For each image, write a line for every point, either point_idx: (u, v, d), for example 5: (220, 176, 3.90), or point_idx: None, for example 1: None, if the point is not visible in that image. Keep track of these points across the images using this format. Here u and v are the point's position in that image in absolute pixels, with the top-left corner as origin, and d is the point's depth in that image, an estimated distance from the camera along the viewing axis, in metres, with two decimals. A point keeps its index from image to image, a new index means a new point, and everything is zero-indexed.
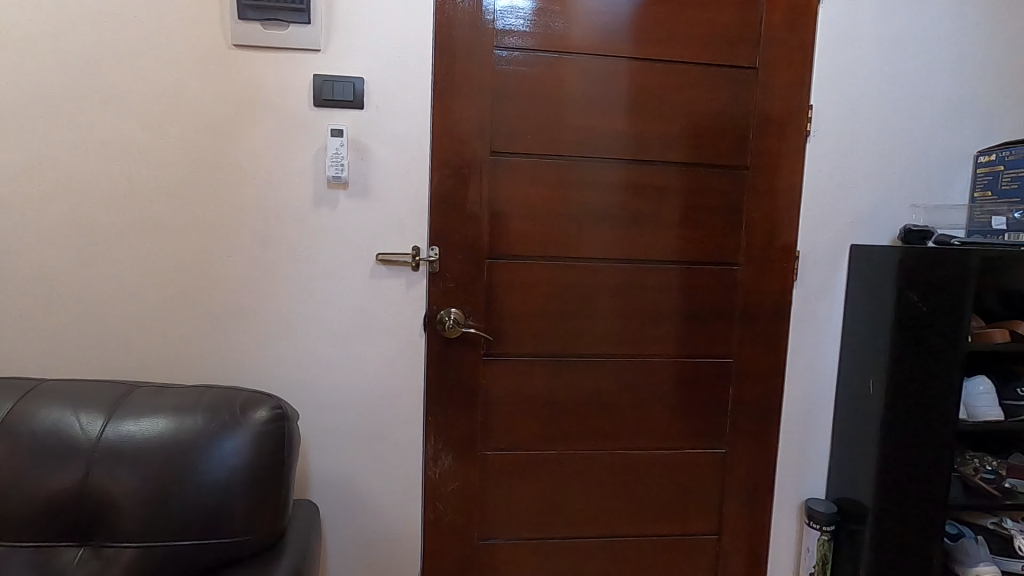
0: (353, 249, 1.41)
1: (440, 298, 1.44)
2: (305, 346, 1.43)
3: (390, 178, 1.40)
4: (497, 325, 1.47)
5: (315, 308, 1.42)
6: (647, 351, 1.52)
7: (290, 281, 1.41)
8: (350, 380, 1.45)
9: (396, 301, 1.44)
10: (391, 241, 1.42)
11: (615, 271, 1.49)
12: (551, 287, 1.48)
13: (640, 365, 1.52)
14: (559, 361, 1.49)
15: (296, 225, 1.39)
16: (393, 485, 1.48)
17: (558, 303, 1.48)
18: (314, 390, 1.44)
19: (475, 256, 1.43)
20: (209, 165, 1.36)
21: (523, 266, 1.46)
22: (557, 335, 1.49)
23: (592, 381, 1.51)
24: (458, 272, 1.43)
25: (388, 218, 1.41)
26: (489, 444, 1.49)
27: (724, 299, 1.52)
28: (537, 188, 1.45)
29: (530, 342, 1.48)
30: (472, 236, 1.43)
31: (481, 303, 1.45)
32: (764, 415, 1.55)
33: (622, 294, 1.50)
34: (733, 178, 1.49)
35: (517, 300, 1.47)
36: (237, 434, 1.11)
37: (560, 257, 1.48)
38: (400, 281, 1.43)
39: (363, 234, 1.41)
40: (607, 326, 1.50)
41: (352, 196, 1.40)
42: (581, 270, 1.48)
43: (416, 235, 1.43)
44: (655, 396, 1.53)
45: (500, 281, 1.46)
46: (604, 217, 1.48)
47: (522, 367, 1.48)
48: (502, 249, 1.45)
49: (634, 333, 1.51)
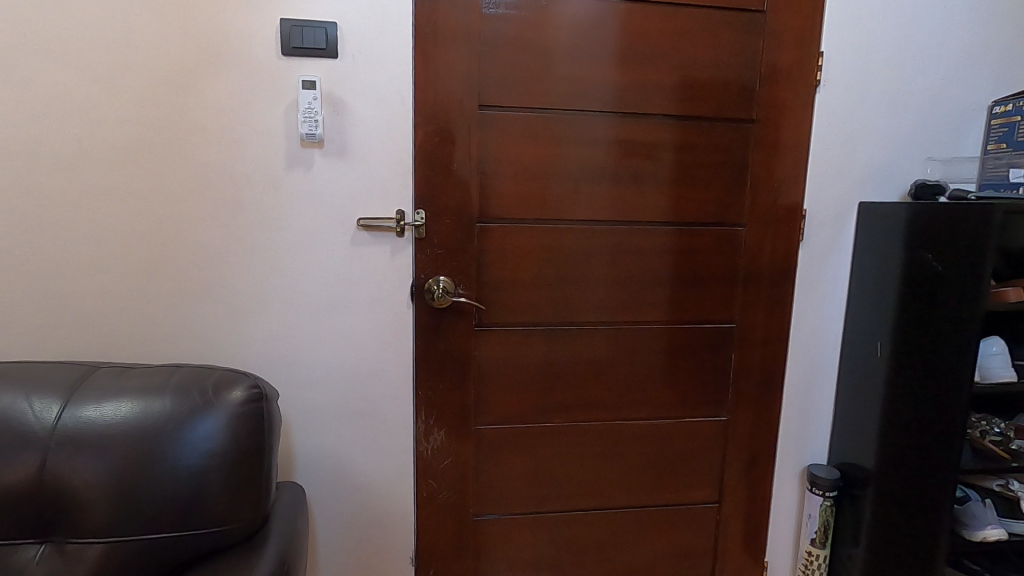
0: (331, 214, 1.30)
1: (428, 267, 1.34)
2: (284, 320, 1.33)
3: (370, 136, 1.29)
4: (490, 294, 1.38)
5: (293, 279, 1.32)
6: (647, 318, 1.45)
7: (264, 250, 1.30)
8: (333, 355, 1.36)
9: (381, 271, 1.34)
10: (372, 205, 1.31)
11: (612, 234, 1.41)
12: (546, 252, 1.39)
13: (640, 334, 1.45)
14: (555, 331, 1.42)
15: (268, 188, 1.28)
16: (382, 463, 1.41)
17: (554, 270, 1.40)
18: (295, 367, 1.35)
19: (465, 221, 1.33)
20: (167, 122, 1.23)
21: (515, 230, 1.37)
22: (553, 304, 1.41)
23: (589, 351, 1.44)
24: (447, 238, 1.34)
25: (369, 180, 1.30)
26: (483, 419, 1.42)
27: (727, 262, 1.45)
28: (530, 145, 1.34)
29: (524, 312, 1.40)
30: (461, 198, 1.32)
31: (472, 271, 1.36)
32: (766, 382, 1.51)
33: (621, 258, 1.42)
34: (738, 133, 1.40)
35: (510, 267, 1.38)
36: (210, 418, 1.02)
37: (555, 220, 1.38)
38: (384, 249, 1.33)
39: (342, 197, 1.30)
40: (606, 293, 1.43)
41: (328, 156, 1.28)
42: (578, 234, 1.39)
43: (400, 198, 1.32)
44: (655, 365, 1.47)
45: (492, 247, 1.36)
46: (602, 177, 1.38)
47: (516, 337, 1.41)
48: (494, 213, 1.35)
49: (633, 300, 1.44)
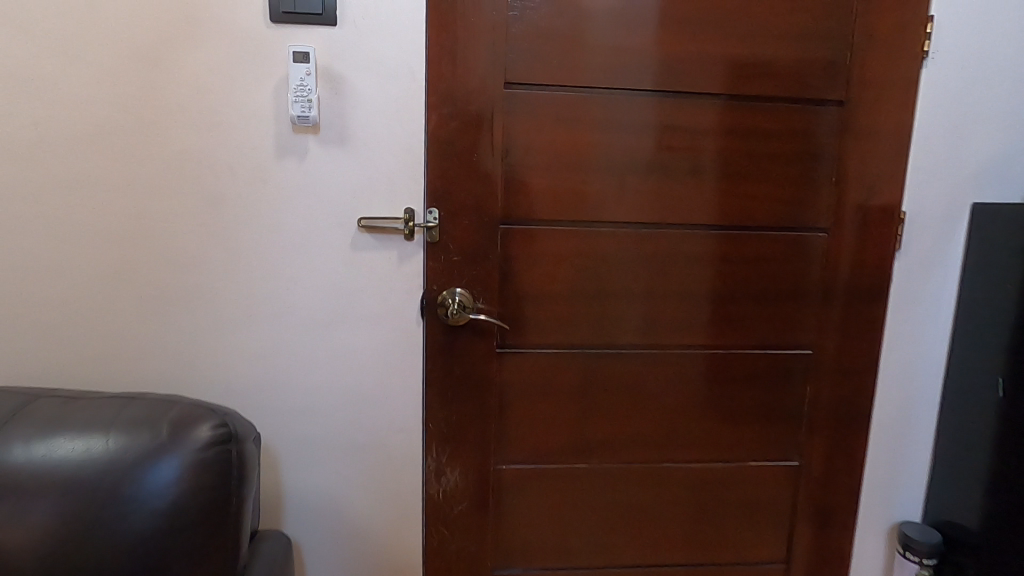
0: (328, 212, 1.10)
1: (443, 277, 1.13)
2: (273, 336, 1.13)
3: (374, 120, 1.08)
4: (515, 310, 1.16)
5: (283, 289, 1.12)
6: (704, 340, 1.20)
7: (250, 254, 1.10)
8: (330, 379, 1.15)
9: (387, 280, 1.13)
10: (377, 202, 1.10)
11: (664, 240, 1.17)
12: (584, 260, 1.16)
13: (694, 360, 1.21)
14: (593, 354, 1.19)
15: (255, 182, 1.08)
16: (386, 506, 1.20)
17: (592, 282, 1.17)
18: (285, 392, 1.15)
19: (486, 222, 1.12)
20: (137, 103, 1.04)
21: (547, 234, 1.14)
22: (590, 322, 1.18)
23: (634, 379, 1.20)
24: (465, 242, 1.12)
25: (373, 172, 1.09)
26: (505, 457, 1.20)
27: (803, 274, 1.20)
28: (566, 132, 1.11)
29: (556, 331, 1.17)
30: (482, 195, 1.11)
31: (494, 282, 1.14)
32: (849, 421, 1.24)
33: (673, 269, 1.18)
34: (820, 118, 1.15)
35: (539, 277, 1.15)
36: (163, 469, 0.81)
37: (595, 222, 1.15)
38: (390, 255, 1.12)
39: (341, 193, 1.09)
40: (655, 310, 1.19)
41: (325, 144, 1.08)
42: (622, 239, 1.16)
43: (409, 194, 1.11)
44: (713, 397, 1.22)
45: (518, 254, 1.14)
46: (652, 171, 1.15)
47: (546, 361, 1.18)
48: (521, 213, 1.13)
49: (687, 319, 1.19)
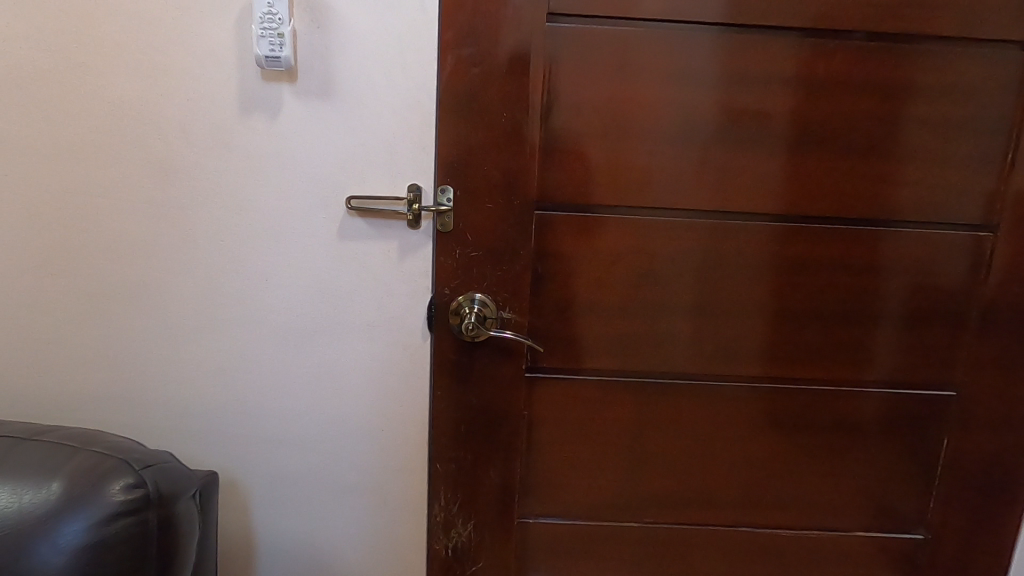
0: (310, 189, 0.83)
1: (458, 278, 0.85)
2: (240, 345, 0.88)
3: (370, 64, 0.80)
4: (552, 323, 0.88)
5: (253, 286, 0.86)
6: (805, 372, 0.90)
7: (211, 241, 0.85)
8: (312, 403, 0.90)
9: (385, 280, 0.86)
10: (373, 177, 0.83)
11: (759, 237, 0.86)
12: (646, 261, 0.86)
13: (788, 398, 0.91)
14: (653, 385, 0.90)
15: (215, 146, 0.82)
16: (382, 560, 0.96)
17: (656, 291, 0.87)
18: (256, 416, 0.91)
19: (517, 206, 0.83)
20: (62, 39, 0.79)
21: (599, 224, 0.85)
22: (651, 343, 0.89)
23: (706, 418, 0.91)
24: (488, 233, 0.84)
25: (368, 136, 0.82)
26: (533, 510, 0.93)
27: (949, 287, 0.87)
28: (630, 85, 0.81)
29: (606, 354, 0.89)
30: (513, 170, 0.82)
31: (525, 287, 0.86)
32: (999, 486, 0.92)
33: (767, 277, 0.87)
34: (992, 69, 0.81)
35: (585, 282, 0.87)
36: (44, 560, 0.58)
37: (664, 211, 0.85)
38: (390, 247, 0.85)
39: (326, 164, 0.83)
40: (739, 330, 0.89)
41: (303, 96, 0.81)
42: (700, 234, 0.86)
43: (415, 167, 0.83)
44: (810, 447, 0.92)
45: (559, 250, 0.85)
46: (747, 141, 0.83)
47: (590, 391, 0.90)
48: (565, 195, 0.84)
49: (784, 342, 0.89)
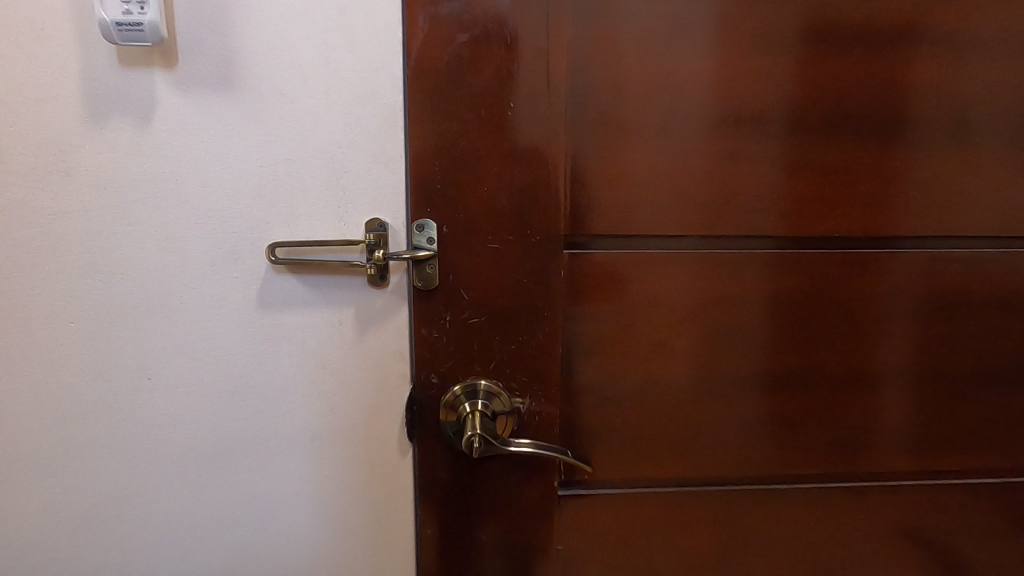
0: (209, 235, 0.52)
1: (450, 358, 0.56)
2: (104, 484, 0.55)
3: (293, 34, 0.51)
4: (594, 416, 0.59)
5: (121, 392, 0.54)
6: (953, 459, 0.63)
7: (43, 322, 0.52)
8: (230, 562, 0.58)
9: (337, 368, 0.55)
10: (309, 210, 0.53)
11: (891, 271, 0.59)
12: (729, 315, 0.58)
13: (930, 496, 0.64)
14: (742, 492, 0.62)
15: (42, 168, 0.50)
16: None
17: (745, 357, 0.59)
18: None
19: (535, 244, 0.54)
20: None
21: (658, 265, 0.57)
22: (739, 433, 0.60)
23: (818, 533, 0.63)
24: (494, 289, 0.55)
25: (296, 146, 0.52)
26: None
27: None
28: (697, 54, 0.53)
29: (673, 453, 0.60)
30: (527, 191, 0.54)
31: (553, 365, 0.57)
32: None
33: (902, 328, 0.60)
34: None
35: (641, 352, 0.58)
36: None
37: (752, 240, 0.57)
38: (342, 316, 0.55)
39: (232, 194, 0.52)
40: (863, 406, 0.61)
41: (188, 89, 0.51)
42: (808, 272, 0.58)
43: (375, 192, 0.53)
44: (958, 559, 0.65)
45: (601, 306, 0.57)
46: (872, 131, 0.56)
47: (652, 509, 0.61)
48: (607, 225, 0.56)
49: (924, 420, 0.62)
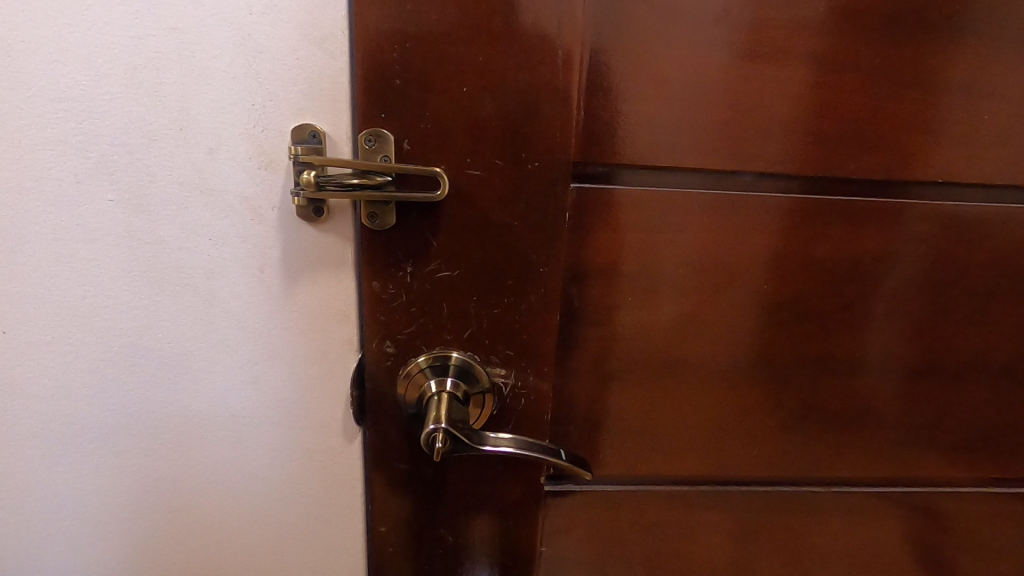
0: (68, 137, 0.37)
1: (411, 324, 0.42)
2: None
3: None
4: (596, 400, 0.46)
5: None
6: (1007, 458, 0.53)
7: None
8: (127, 559, 0.46)
9: (259, 330, 0.41)
10: (210, 109, 0.37)
11: (894, 229, 0.45)
12: (779, 281, 0.45)
13: (971, 501, 0.55)
14: (765, 493, 0.52)
15: None
16: None
17: (792, 334, 0.47)
18: None
19: (529, 173, 0.39)
20: None
21: (695, 210, 0.42)
22: (772, 425, 0.49)
23: (840, 540, 0.54)
24: (473, 234, 0.40)
25: (186, 10, 0.35)
26: None
27: None
28: None
29: (686, 441, 0.48)
30: (524, 95, 0.38)
31: (547, 340, 0.43)
32: None
33: (972, 304, 0.48)
34: None
35: (663, 324, 0.45)
36: None
37: (823, 182, 0.44)
38: (263, 262, 0.40)
39: (98, 78, 0.36)
40: (920, 398, 0.50)
41: None
42: (885, 229, 0.45)
43: (305, 86, 0.37)
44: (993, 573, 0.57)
45: (617, 262, 0.43)
46: (992, 43, 0.41)
47: (657, 509, 0.51)
48: (633, 152, 0.41)
49: (982, 414, 0.51)
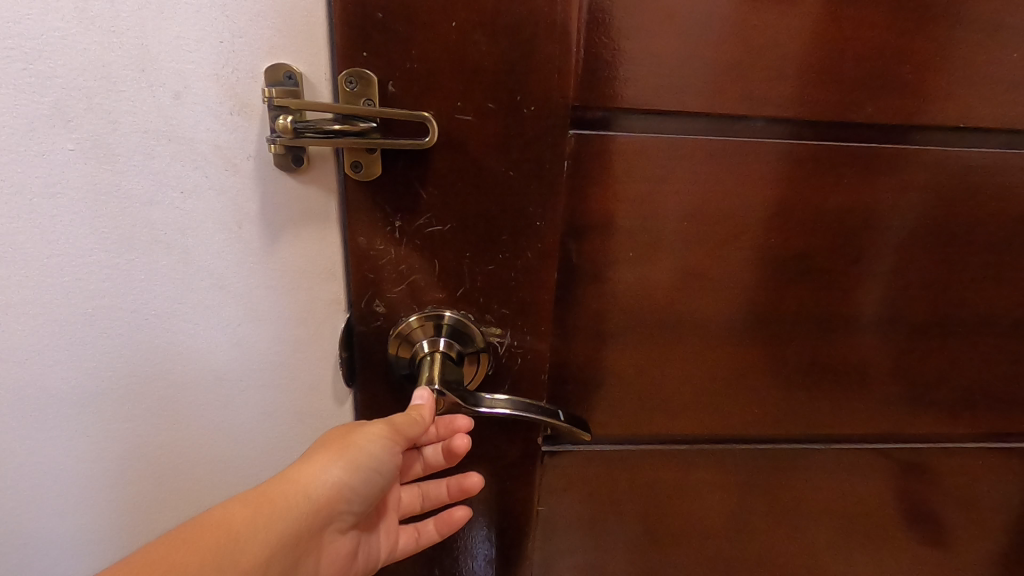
0: (18, 79, 0.33)
1: (402, 282, 0.40)
2: None
3: None
4: (594, 359, 0.45)
5: None
6: (1007, 414, 0.52)
7: None
8: (116, 523, 0.45)
9: (240, 289, 0.39)
10: (173, 47, 0.33)
11: (909, 179, 0.43)
12: (787, 234, 0.43)
13: (969, 457, 0.54)
14: (763, 452, 0.51)
15: None
16: None
17: (797, 290, 0.45)
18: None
19: (525, 118, 0.36)
20: None
21: (701, 159, 0.40)
22: (775, 383, 0.48)
23: (836, 497, 0.54)
24: (465, 185, 0.37)
25: None
26: None
27: None
28: None
29: (686, 400, 0.47)
30: (520, 32, 0.34)
31: (544, 298, 0.41)
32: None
33: (983, 258, 0.46)
34: None
35: (665, 280, 0.43)
36: None
37: (837, 128, 0.41)
38: (241, 217, 0.37)
39: (46, 11, 0.32)
40: (926, 355, 0.49)
41: None
42: (899, 178, 0.43)
43: (278, 21, 0.33)
44: (986, 527, 0.58)
45: (617, 215, 0.41)
46: None
47: (654, 468, 0.50)
48: (637, 95, 0.38)
49: (987, 370, 0.50)
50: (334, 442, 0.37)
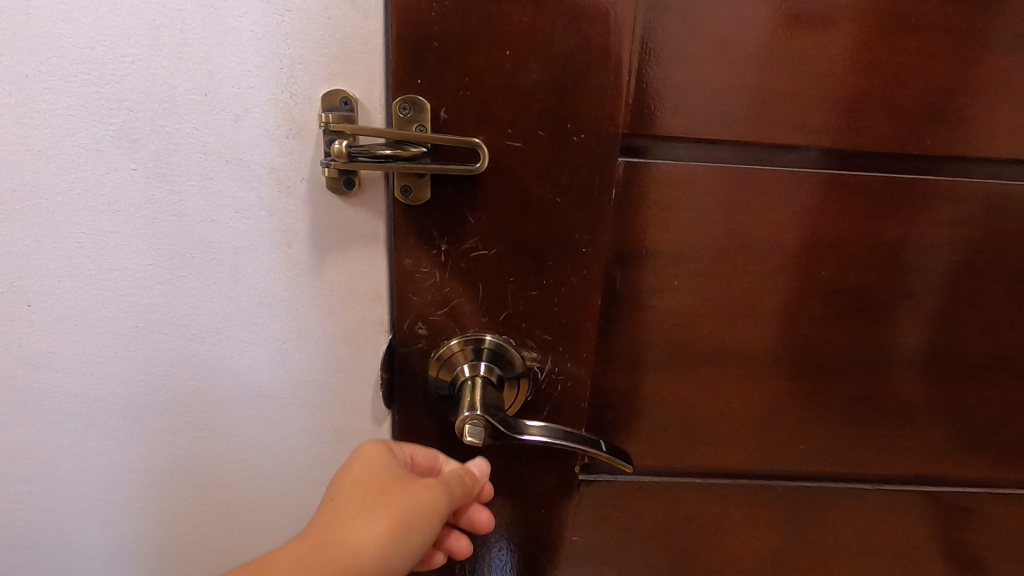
0: (88, 102, 0.35)
1: (444, 306, 0.40)
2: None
3: None
4: (634, 387, 0.44)
5: None
6: None
7: None
8: (156, 534, 0.46)
9: (286, 307, 0.40)
10: (235, 72, 0.34)
11: (967, 211, 0.41)
12: (839, 266, 0.42)
13: None
14: (806, 490, 0.49)
15: None
16: None
17: (848, 324, 0.44)
18: (41, 557, 0.46)
19: (574, 146, 0.36)
20: None
21: (751, 189, 0.39)
22: (821, 418, 0.46)
23: (882, 541, 0.52)
24: (512, 211, 0.37)
25: None
26: None
27: None
28: None
29: (728, 433, 0.46)
30: (573, 61, 0.35)
31: (587, 325, 0.41)
32: None
33: None
34: None
35: (710, 310, 0.42)
36: None
37: (893, 159, 0.40)
38: (291, 237, 0.38)
39: (118, 37, 0.34)
40: (981, 395, 0.47)
41: None
42: (958, 211, 0.41)
43: (336, 48, 0.34)
44: None
45: (663, 243, 0.40)
46: None
47: (692, 503, 0.49)
48: (688, 123, 0.37)
49: None
50: (365, 486, 0.35)
